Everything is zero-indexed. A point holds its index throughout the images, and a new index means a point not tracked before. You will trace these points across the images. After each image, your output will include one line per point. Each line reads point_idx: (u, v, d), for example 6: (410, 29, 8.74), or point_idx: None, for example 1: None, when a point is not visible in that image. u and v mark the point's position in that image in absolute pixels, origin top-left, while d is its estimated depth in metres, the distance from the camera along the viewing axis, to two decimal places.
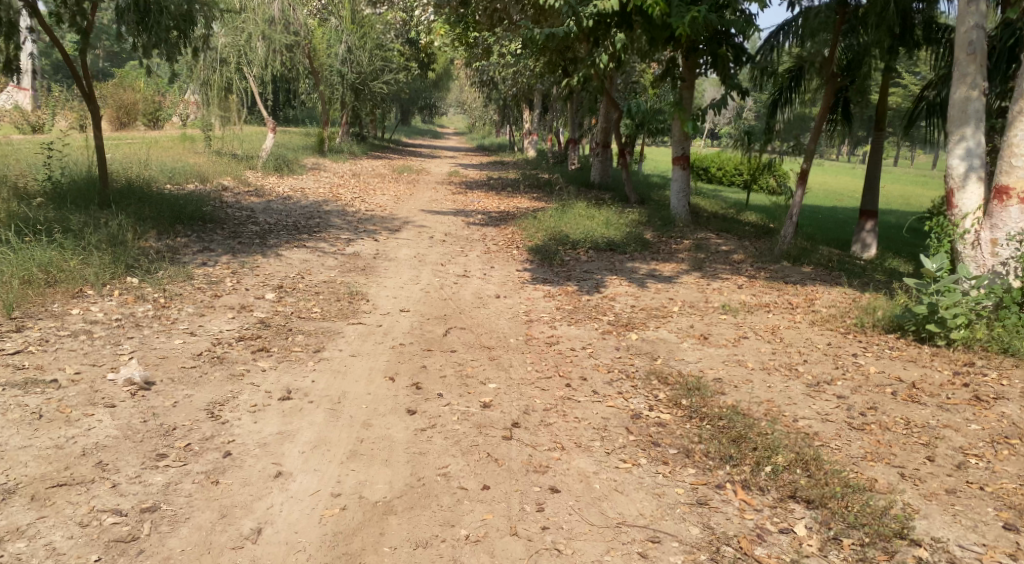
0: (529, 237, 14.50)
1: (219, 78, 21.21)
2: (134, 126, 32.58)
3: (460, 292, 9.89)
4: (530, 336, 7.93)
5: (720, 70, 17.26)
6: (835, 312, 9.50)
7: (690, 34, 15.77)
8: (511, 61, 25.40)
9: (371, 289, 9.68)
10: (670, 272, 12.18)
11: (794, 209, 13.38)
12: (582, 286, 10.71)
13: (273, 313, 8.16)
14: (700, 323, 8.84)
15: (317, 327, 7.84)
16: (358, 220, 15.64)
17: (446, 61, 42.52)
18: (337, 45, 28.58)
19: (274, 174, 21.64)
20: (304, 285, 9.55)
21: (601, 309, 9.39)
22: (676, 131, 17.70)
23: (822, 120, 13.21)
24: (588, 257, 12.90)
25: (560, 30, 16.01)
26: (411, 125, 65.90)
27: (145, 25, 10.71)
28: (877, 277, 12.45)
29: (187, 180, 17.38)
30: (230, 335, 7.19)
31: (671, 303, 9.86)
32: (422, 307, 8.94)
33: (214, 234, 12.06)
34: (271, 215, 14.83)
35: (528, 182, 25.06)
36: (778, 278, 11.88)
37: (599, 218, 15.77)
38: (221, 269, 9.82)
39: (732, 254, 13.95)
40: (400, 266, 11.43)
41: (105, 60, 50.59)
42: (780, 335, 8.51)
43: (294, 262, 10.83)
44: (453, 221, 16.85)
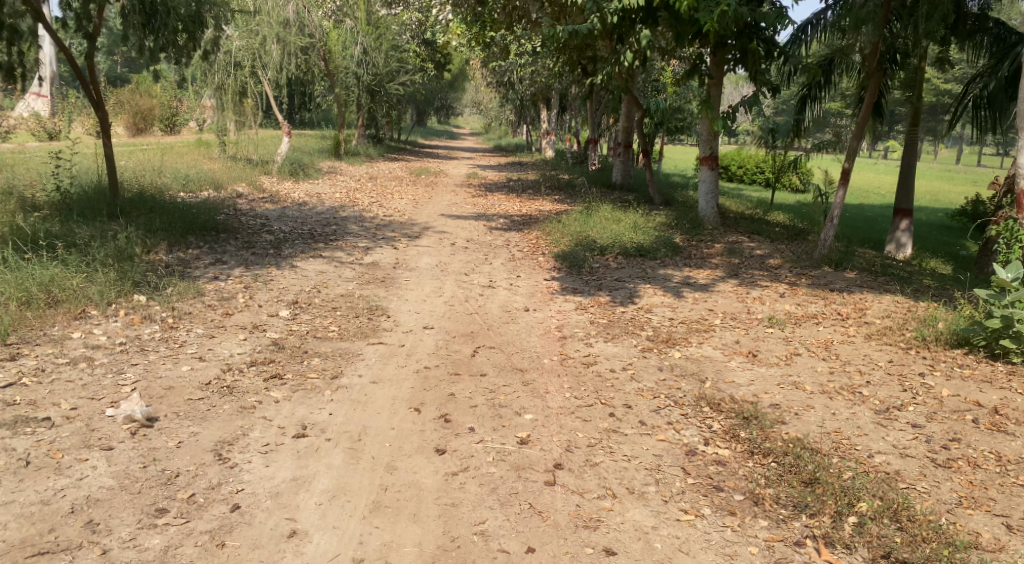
0: (554, 243, 13.90)
1: (234, 81, 20.62)
2: (151, 131, 32.33)
3: (486, 305, 9.33)
4: (564, 356, 7.32)
5: (749, 66, 16.51)
6: (890, 324, 8.84)
7: (719, 29, 15.06)
8: (529, 61, 24.89)
9: (392, 303, 9.13)
10: (705, 279, 11.56)
11: (834, 212, 12.66)
12: (615, 296, 10.10)
13: (288, 333, 7.62)
14: (746, 338, 8.20)
15: (335, 348, 7.27)
16: (376, 227, 15.12)
17: (462, 61, 41.98)
18: (353, 46, 27.36)
19: (290, 179, 21.19)
20: (320, 300, 9.02)
21: (637, 323, 8.77)
22: (703, 130, 16.98)
23: (864, 116, 12.48)
24: (617, 264, 12.31)
25: (584, 27, 15.38)
26: (426, 127, 65.57)
27: (151, 27, 10.04)
28: (926, 282, 11.77)
29: (202, 188, 16.94)
30: (241, 360, 6.63)
31: (711, 315, 9.24)
32: (447, 323, 8.37)
33: (228, 244, 11.57)
34: (286, 222, 14.35)
35: (549, 183, 24.46)
36: (821, 285, 11.23)
37: (627, 222, 15.13)
38: (234, 283, 9.30)
39: (768, 259, 13.29)
40: (421, 276, 10.89)
41: (123, 66, 50.53)
42: (834, 351, 7.84)
43: (311, 274, 10.32)
44: (475, 225, 16.30)
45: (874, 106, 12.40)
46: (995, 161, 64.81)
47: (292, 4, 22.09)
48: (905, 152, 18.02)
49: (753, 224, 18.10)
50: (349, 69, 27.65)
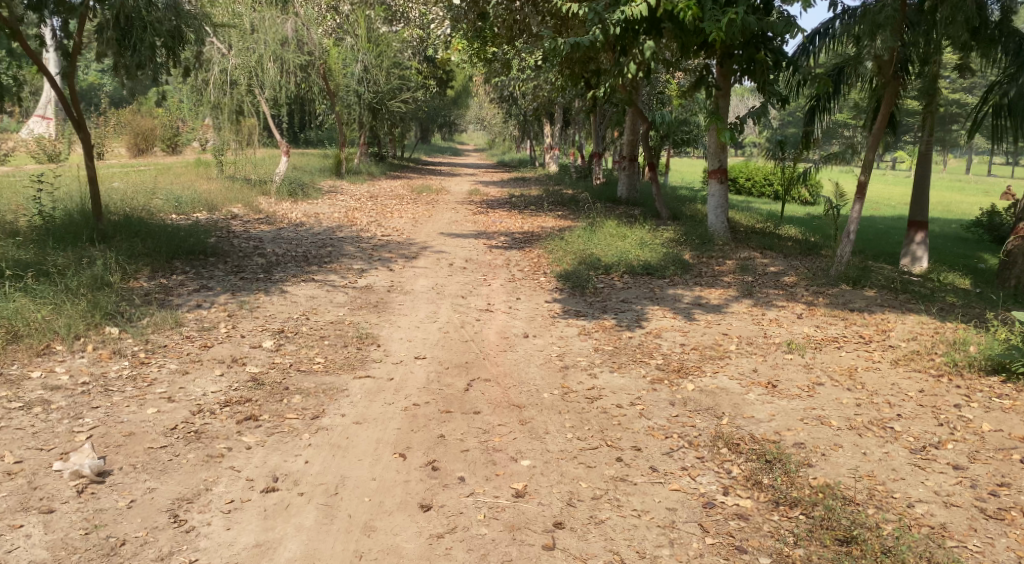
0: (558, 261, 13.37)
1: (231, 100, 20.47)
2: (153, 151, 32.08)
3: (484, 332, 8.78)
4: (567, 390, 6.75)
5: (758, 77, 15.97)
6: (917, 349, 8.24)
7: (725, 39, 14.58)
8: (531, 75, 24.51)
9: (383, 331, 8.59)
10: (717, 299, 11.00)
11: (851, 227, 12.06)
12: (621, 320, 9.54)
13: (269, 366, 7.05)
14: (764, 367, 7.61)
15: (319, 383, 6.72)
16: (373, 248, 14.63)
17: (464, 78, 41.71)
18: (353, 64, 27.54)
19: (288, 199, 20.76)
20: (307, 328, 8.48)
21: (646, 350, 8.20)
22: (711, 142, 16.44)
23: (881, 127, 11.91)
24: (623, 284, 11.76)
25: (586, 39, 14.89)
26: (430, 144, 65.34)
27: (128, 43, 9.75)
28: (949, 301, 11.20)
29: (195, 210, 16.53)
30: (214, 399, 6.09)
31: (724, 340, 8.68)
32: (441, 353, 7.81)
33: (216, 269, 11.07)
34: (280, 245, 13.88)
35: (553, 199, 23.96)
36: (839, 305, 10.66)
37: (633, 238, 14.60)
38: (217, 311, 8.79)
39: (781, 276, 12.73)
40: (417, 300, 10.35)
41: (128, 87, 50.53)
42: (860, 380, 7.25)
43: (300, 300, 9.80)
44: (475, 244, 15.79)
45: (889, 117, 11.86)
46: (1004, 170, 64.09)
47: (290, 22, 21.84)
48: (917, 163, 17.41)
49: (764, 239, 17.53)
50: (348, 86, 27.91)
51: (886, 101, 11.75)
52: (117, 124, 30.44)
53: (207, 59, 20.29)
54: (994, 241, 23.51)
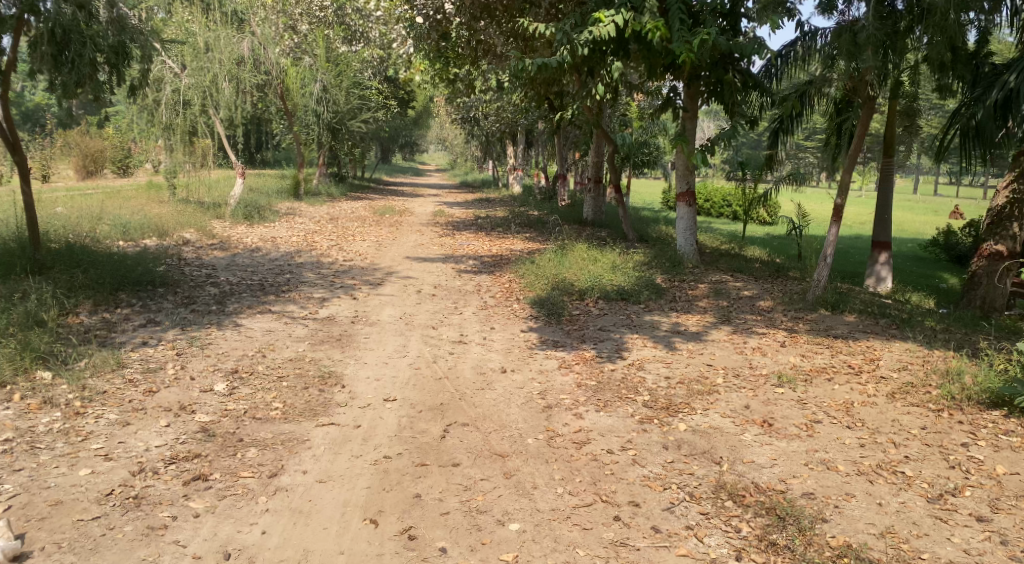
0: (529, 287, 12.87)
1: (184, 121, 19.43)
2: (102, 173, 30.87)
3: (458, 366, 8.20)
4: (552, 434, 6.20)
5: (726, 99, 15.73)
6: (910, 381, 7.89)
7: (694, 61, 14.34)
8: (495, 95, 24.14)
9: (347, 369, 7.96)
10: (696, 326, 10.59)
11: (827, 251, 11.77)
12: (601, 350, 9.05)
13: (221, 415, 6.37)
14: (757, 403, 7.16)
15: (277, 434, 6.10)
16: (334, 274, 13.96)
17: (425, 99, 41.22)
18: (312, 84, 26.28)
19: (244, 223, 19.92)
20: (265, 369, 7.82)
21: (631, 385, 7.70)
22: (680, 164, 16.13)
23: (856, 151, 11.67)
24: (599, 310, 11.30)
25: (553, 60, 14.52)
26: (390, 165, 64.60)
27: (64, 59, 8.99)
28: (930, 326, 10.95)
29: (144, 236, 15.67)
30: (158, 454, 5.41)
31: (710, 372, 8.23)
32: (412, 393, 7.22)
33: (165, 301, 10.33)
34: (235, 272, 13.13)
35: (519, 220, 23.52)
36: (821, 331, 10.35)
37: (605, 262, 14.18)
38: (165, 349, 8.08)
39: (757, 300, 12.42)
40: (383, 332, 9.73)
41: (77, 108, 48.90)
42: (858, 416, 6.84)
43: (256, 335, 9.11)
44: (442, 269, 15.22)
45: (864, 138, 11.62)
46: (949, 190, 65.83)
47: (246, 41, 21.13)
48: (878, 184, 17.42)
49: (734, 261, 17.30)
50: (307, 106, 26.55)
51: (860, 123, 11.49)
52: (65, 145, 29.24)
53: (157, 77, 19.34)
54: (951, 260, 23.69)
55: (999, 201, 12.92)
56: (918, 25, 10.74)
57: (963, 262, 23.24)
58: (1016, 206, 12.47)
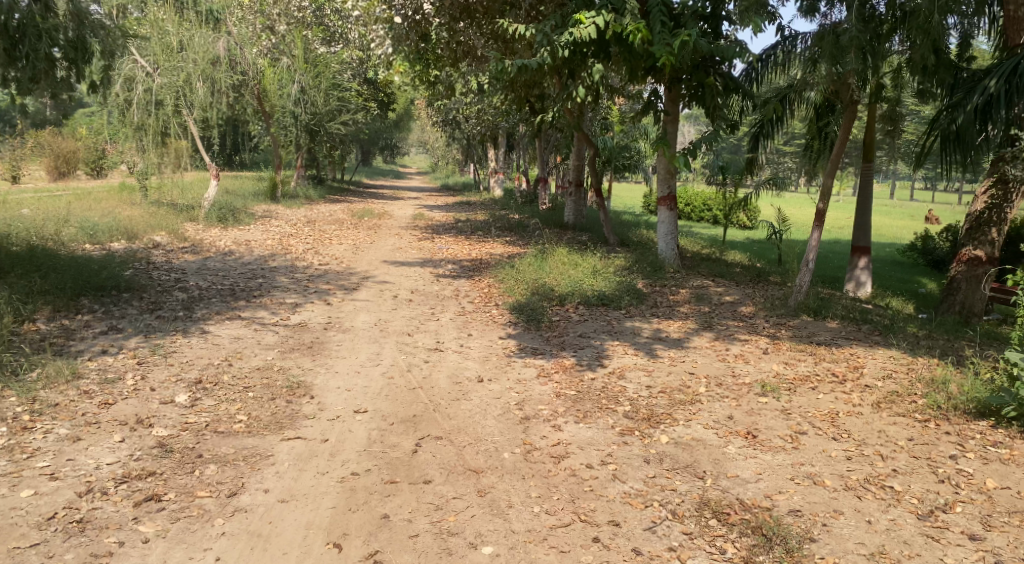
0: (508, 292, 12.62)
1: (156, 121, 19.01)
2: (75, 174, 30.25)
3: (433, 376, 7.92)
4: (529, 448, 5.95)
5: (707, 102, 15.55)
6: (895, 389, 7.73)
7: (676, 64, 14.17)
8: (475, 98, 23.89)
9: (317, 379, 7.66)
10: (678, 333, 10.40)
11: (809, 255, 11.62)
12: (581, 358, 8.82)
13: (180, 429, 6.05)
14: (741, 413, 6.95)
15: (239, 449, 5.81)
16: (308, 278, 13.63)
17: (406, 101, 40.85)
18: (290, 84, 26.39)
19: (218, 226, 19.50)
20: (230, 378, 7.51)
21: (611, 394, 7.46)
22: (661, 167, 15.94)
23: (839, 155, 11.53)
24: (579, 316, 11.07)
25: (534, 61, 14.29)
26: (371, 167, 64.08)
27: (19, 53, 8.67)
28: (914, 333, 10.83)
29: (112, 239, 15.24)
30: (109, 472, 5.11)
31: (693, 380, 8.02)
32: (384, 404, 6.93)
33: (129, 307, 9.96)
34: (206, 277, 12.77)
35: (499, 224, 23.29)
36: (804, 338, 10.19)
37: (585, 266, 13.97)
38: (126, 358, 7.74)
39: (739, 306, 12.25)
40: (357, 339, 9.43)
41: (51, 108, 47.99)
42: (844, 427, 6.65)
43: (223, 343, 8.78)
44: (420, 273, 14.94)
45: (846, 143, 11.48)
46: (926, 195, 66.51)
47: (222, 41, 20.72)
48: (858, 188, 17.32)
49: (715, 265, 17.16)
50: (285, 107, 26.63)
51: (843, 127, 11.35)
52: (36, 146, 28.60)
53: (128, 77, 18.83)
54: (929, 264, 23.74)
55: (978, 206, 12.83)
56: (900, 34, 10.73)
57: (940, 266, 23.29)
58: (995, 211, 12.37)
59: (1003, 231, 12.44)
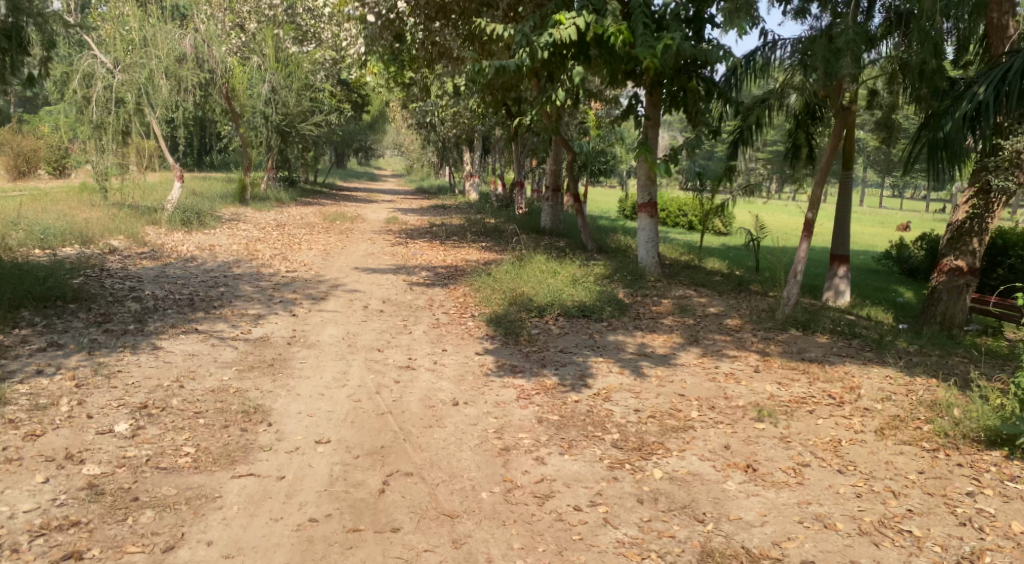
0: (484, 302, 12.02)
1: (116, 120, 17.92)
2: (36, 174, 29.18)
3: (403, 399, 7.28)
4: (509, 486, 5.42)
5: (690, 107, 15.08)
6: (897, 413, 7.23)
7: (659, 67, 13.66)
8: (450, 100, 23.32)
9: (276, 403, 7.00)
10: (663, 347, 9.88)
11: (797, 266, 11.14)
12: (563, 377, 8.25)
13: (116, 465, 5.40)
14: (738, 443, 6.43)
15: (182, 489, 5.18)
16: (274, 287, 12.93)
17: (381, 103, 40.08)
18: (260, 84, 25.29)
19: (181, 229, 18.65)
20: (179, 402, 6.84)
21: (597, 420, 6.88)
22: (642, 173, 15.39)
23: (830, 163, 11.11)
24: (560, 329, 10.52)
25: (511, 62, 13.72)
26: (345, 170, 63.09)
27: None
28: (907, 348, 10.40)
29: (64, 243, 14.46)
30: (24, 524, 4.61)
31: (682, 403, 7.50)
32: (349, 432, 6.31)
33: (74, 319, 9.25)
34: (163, 285, 12.07)
35: (474, 228, 22.70)
36: (795, 354, 9.71)
37: (564, 275, 13.41)
38: (64, 380, 7.06)
39: (724, 318, 11.75)
40: (322, 356, 8.76)
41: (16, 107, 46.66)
42: (849, 458, 6.15)
43: (175, 360, 8.09)
44: (392, 281, 14.28)
45: (835, 149, 11.01)
46: (898, 202, 66.97)
47: (189, 37, 19.82)
48: (843, 197, 16.86)
49: (697, 273, 16.70)
50: (255, 108, 25.34)
51: (832, 131, 10.88)
52: None
53: (86, 73, 17.86)
54: (904, 273, 23.46)
55: (958, 216, 12.41)
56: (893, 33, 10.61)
57: (915, 275, 23.02)
58: (976, 221, 11.94)
59: (984, 241, 12.08)
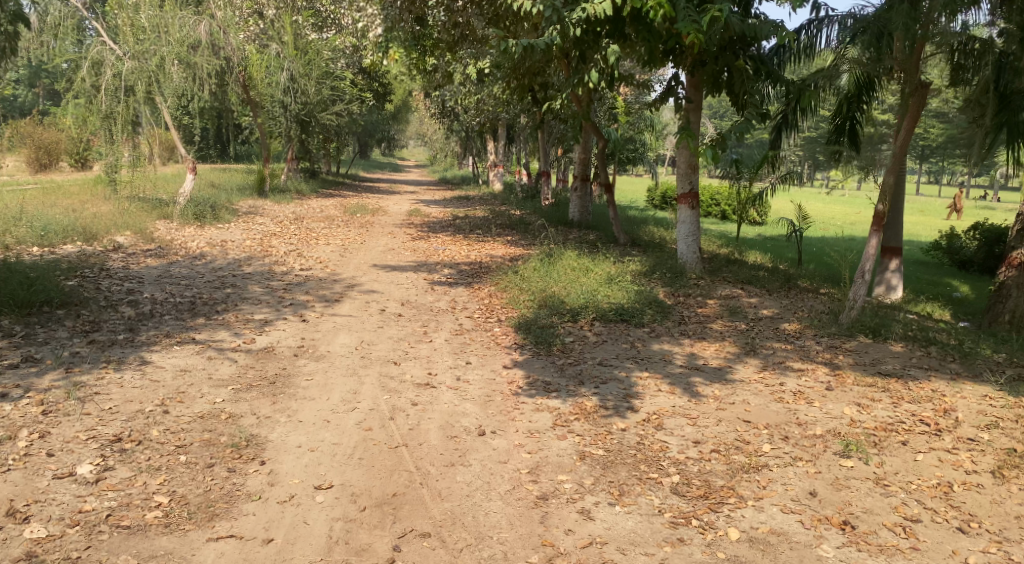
0: (513, 305, 10.93)
1: (126, 109, 16.87)
2: (57, 166, 28.65)
3: (421, 428, 6.20)
4: (551, 554, 4.44)
5: (737, 88, 13.75)
6: (1011, 446, 6.03)
7: (703, 43, 12.38)
8: (474, 88, 22.23)
9: (273, 433, 5.98)
10: (715, 358, 8.73)
11: (865, 264, 9.85)
12: (605, 397, 7.13)
13: (68, 523, 4.50)
14: (826, 487, 5.30)
15: (144, 558, 4.26)
16: (284, 287, 11.95)
17: (404, 91, 38.99)
18: (278, 73, 24.32)
19: (194, 223, 17.77)
20: (160, 433, 5.84)
21: (650, 458, 5.79)
22: (682, 160, 14.12)
23: (904, 148, 9.80)
24: (597, 335, 9.41)
25: (541, 42, 12.61)
26: (368, 160, 62.22)
27: None
28: (995, 358, 9.11)
29: (67, 241, 13.64)
30: None
31: (749, 432, 6.37)
32: (355, 474, 5.29)
33: (59, 328, 8.32)
34: (167, 286, 11.16)
35: (500, 221, 21.60)
36: (867, 366, 8.50)
37: (598, 273, 12.24)
38: (29, 405, 6.11)
39: (780, 322, 10.55)
40: (330, 371, 7.71)
41: (47, 101, 46.37)
42: (966, 509, 5.03)
43: (163, 379, 7.09)
44: (413, 279, 13.26)
45: (911, 131, 9.73)
46: (933, 189, 64.50)
47: (204, 24, 18.58)
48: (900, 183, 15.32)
49: (739, 269, 15.43)
50: (274, 97, 24.74)
51: (907, 111, 9.64)
52: (16, 137, 27.01)
53: (96, 60, 16.83)
54: (954, 265, 21.41)
55: None
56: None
57: (968, 268, 20.99)
58: None
59: None
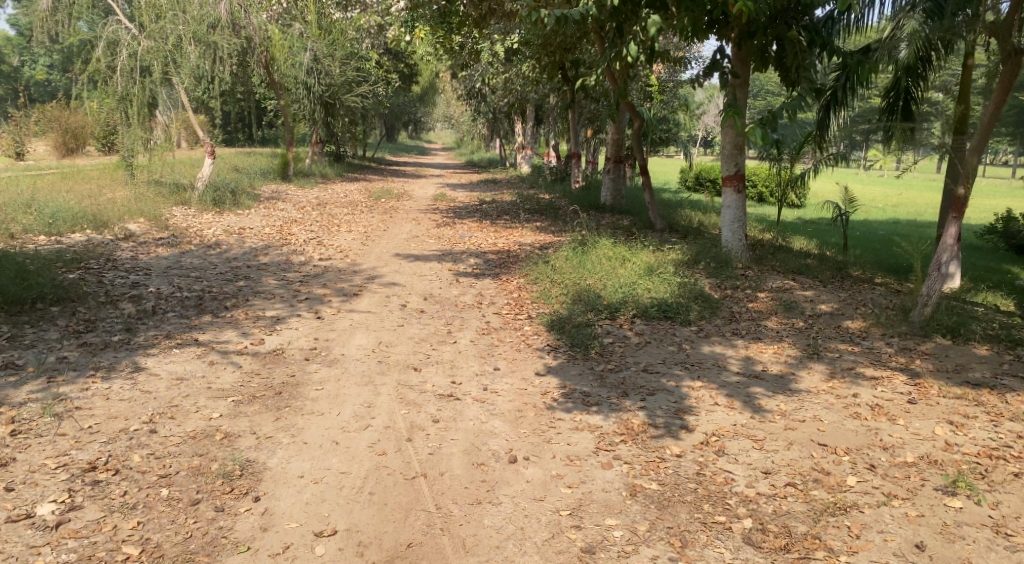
0: (544, 299, 10.00)
1: (142, 91, 16.09)
2: (83, 150, 28.22)
3: (443, 451, 5.35)
4: None
5: (789, 60, 12.46)
6: None
7: (755, 11, 11.13)
8: (501, 68, 21.15)
9: (272, 458, 5.18)
10: (773, 362, 7.73)
11: (942, 256, 8.75)
12: (654, 413, 6.18)
13: None
14: (933, 539, 4.44)
15: None
16: (301, 280, 11.14)
17: (432, 72, 37.97)
18: (301, 53, 23.70)
19: (212, 210, 17.05)
20: (142, 459, 5.05)
21: (714, 493, 4.90)
22: (728, 139, 12.99)
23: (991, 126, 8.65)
24: (639, 335, 8.45)
25: (575, 12, 11.52)
26: (395, 143, 61.40)
27: None
28: None
29: (75, 229, 12.98)
30: None
31: (829, 459, 5.41)
32: (369, 516, 4.52)
33: (50, 329, 7.59)
34: (176, 279, 10.40)
35: (529, 206, 20.61)
36: (950, 373, 7.44)
37: (636, 262, 11.25)
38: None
39: (841, 318, 9.48)
40: (343, 379, 6.86)
41: (78, 84, 46.06)
42: None
43: (156, 389, 6.29)
44: (436, 270, 12.38)
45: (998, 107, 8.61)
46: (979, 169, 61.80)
47: (223, 2, 17.63)
48: None
49: (788, 256, 14.30)
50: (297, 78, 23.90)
51: (995, 85, 8.53)
52: (42, 120, 26.60)
53: (111, 40, 16.02)
54: (1012, 250, 19.67)
55: None
56: None
57: None
58: None
59: None
